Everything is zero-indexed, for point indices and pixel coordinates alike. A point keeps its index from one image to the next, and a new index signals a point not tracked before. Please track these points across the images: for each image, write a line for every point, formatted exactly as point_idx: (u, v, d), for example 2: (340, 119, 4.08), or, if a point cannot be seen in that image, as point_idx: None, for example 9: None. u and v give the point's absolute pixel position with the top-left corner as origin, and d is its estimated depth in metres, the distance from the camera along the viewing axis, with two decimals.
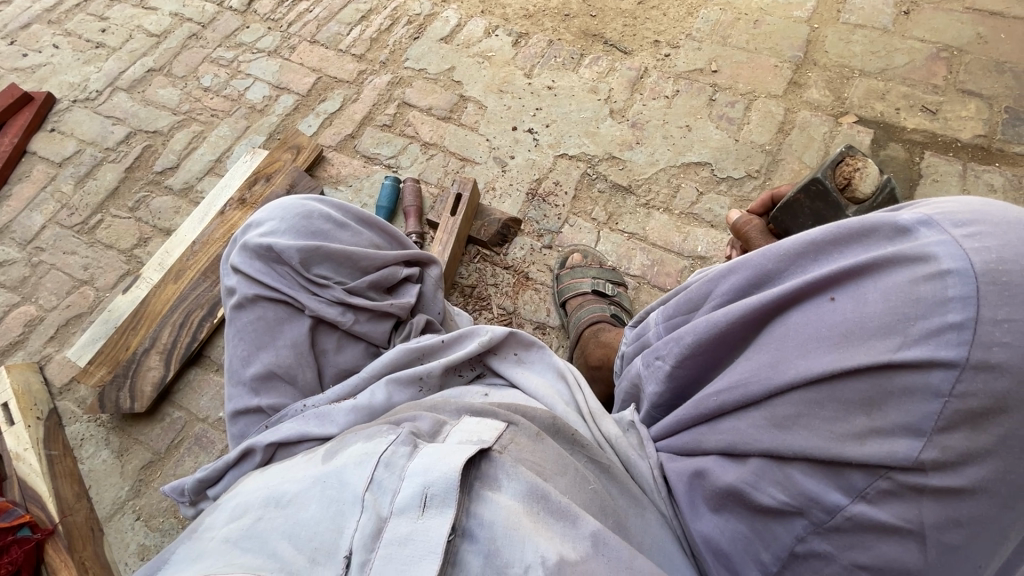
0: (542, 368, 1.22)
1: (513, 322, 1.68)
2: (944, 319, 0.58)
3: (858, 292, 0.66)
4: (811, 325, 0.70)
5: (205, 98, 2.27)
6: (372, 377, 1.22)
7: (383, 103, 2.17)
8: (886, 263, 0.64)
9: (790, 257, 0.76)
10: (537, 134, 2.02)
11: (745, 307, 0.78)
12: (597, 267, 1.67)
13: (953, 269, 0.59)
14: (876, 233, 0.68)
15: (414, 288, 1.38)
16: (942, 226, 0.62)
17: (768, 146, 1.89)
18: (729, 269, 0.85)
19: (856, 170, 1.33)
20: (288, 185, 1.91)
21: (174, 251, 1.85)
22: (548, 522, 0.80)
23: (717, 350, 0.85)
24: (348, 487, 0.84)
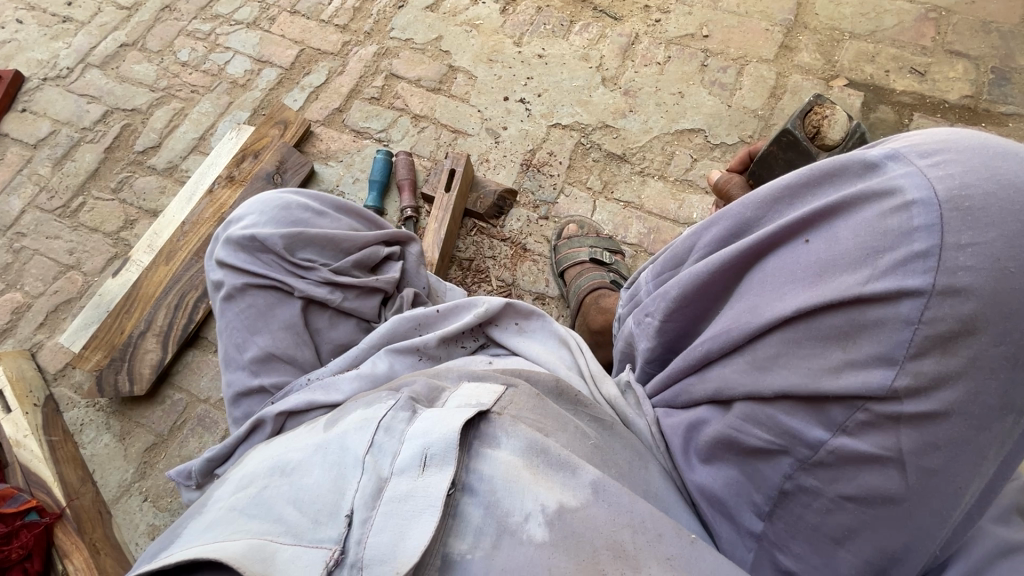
0: (541, 334, 1.26)
1: (513, 294, 1.69)
2: (911, 248, 0.60)
3: (831, 232, 0.68)
4: (789, 269, 0.72)
5: (183, 73, 2.19)
6: (373, 348, 1.24)
7: (370, 75, 2.12)
8: (855, 201, 0.67)
9: (769, 203, 0.79)
10: (529, 103, 2.00)
11: (726, 255, 0.81)
12: (594, 236, 1.68)
13: (918, 199, 0.61)
14: (845, 172, 0.70)
15: (398, 265, 1.37)
16: (911, 159, 0.64)
17: (761, 111, 1.89)
18: (710, 223, 0.88)
19: (824, 118, 1.35)
20: (277, 162, 1.86)
21: (164, 232, 1.81)
22: (548, 473, 0.82)
23: (704, 301, 0.88)
24: (351, 449, 0.85)
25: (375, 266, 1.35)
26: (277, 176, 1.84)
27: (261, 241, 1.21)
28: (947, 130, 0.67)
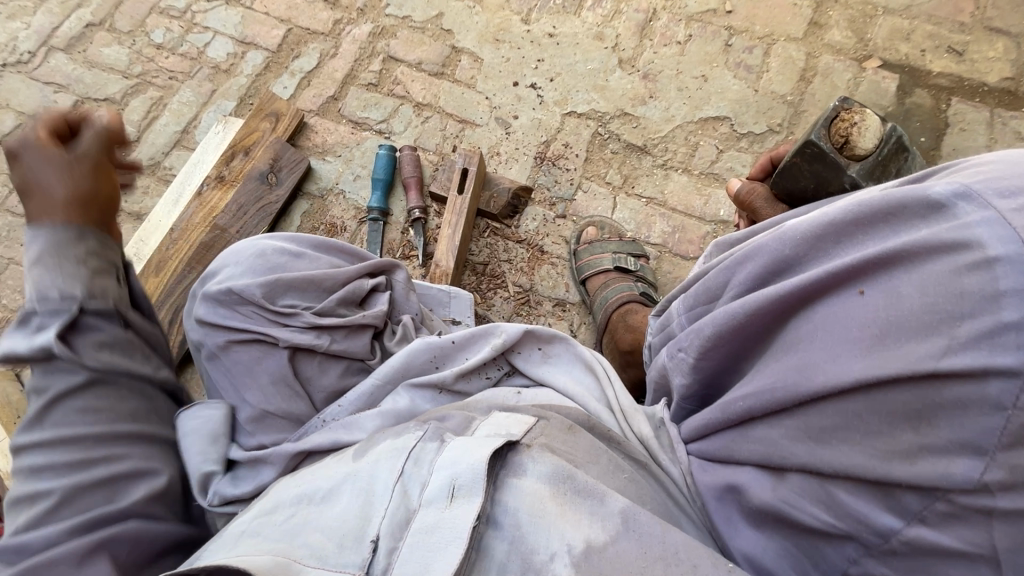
0: (564, 359, 1.17)
1: (531, 300, 1.59)
2: (998, 318, 0.51)
3: (892, 286, 0.60)
4: (840, 323, 0.64)
5: (159, 57, 2.00)
6: (389, 383, 1.14)
7: (366, 58, 1.95)
8: (922, 252, 0.58)
9: (813, 240, 0.72)
10: (542, 89, 1.85)
11: (765, 298, 0.73)
12: (617, 240, 1.58)
13: (1003, 255, 0.52)
14: (905, 211, 0.63)
15: (385, 297, 1.26)
16: (987, 201, 0.56)
17: (790, 96, 1.77)
18: (744, 258, 0.81)
19: (853, 126, 1.23)
20: (271, 158, 1.71)
21: (151, 239, 1.67)
22: (575, 502, 0.74)
23: (737, 344, 0.80)
24: (380, 474, 0.79)
25: (362, 300, 1.25)
26: (271, 175, 1.69)
27: (238, 292, 1.12)
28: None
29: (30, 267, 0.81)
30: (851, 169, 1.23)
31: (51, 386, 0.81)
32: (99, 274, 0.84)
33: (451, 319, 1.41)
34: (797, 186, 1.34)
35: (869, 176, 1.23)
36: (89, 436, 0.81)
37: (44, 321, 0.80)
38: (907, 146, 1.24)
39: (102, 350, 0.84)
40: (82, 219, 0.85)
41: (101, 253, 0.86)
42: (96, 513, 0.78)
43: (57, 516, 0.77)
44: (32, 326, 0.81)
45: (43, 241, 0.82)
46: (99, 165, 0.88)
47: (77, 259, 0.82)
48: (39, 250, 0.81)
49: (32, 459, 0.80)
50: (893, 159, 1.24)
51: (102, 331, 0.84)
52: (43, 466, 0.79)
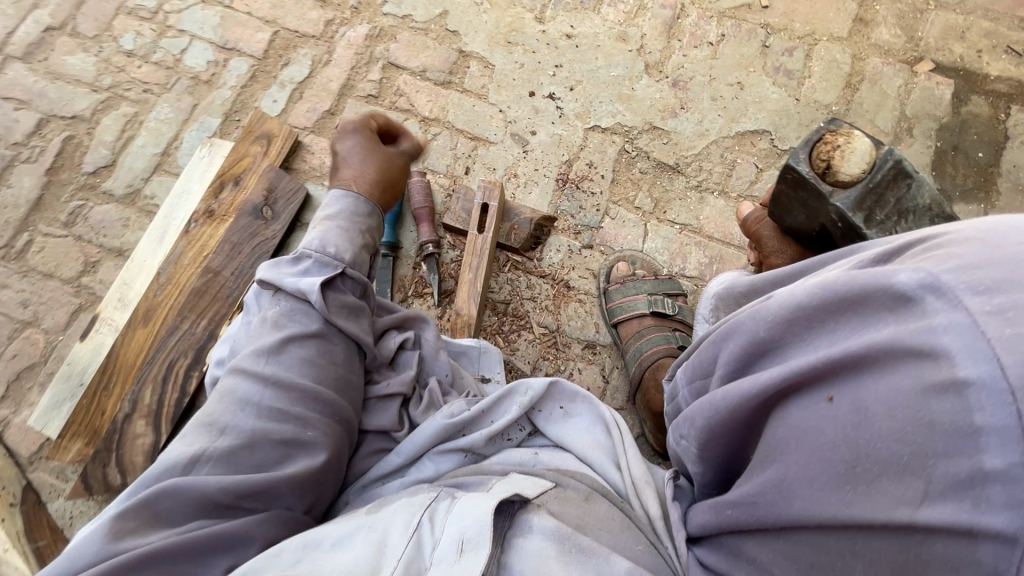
0: (587, 419, 1.07)
1: (558, 343, 1.46)
2: (977, 461, 0.40)
3: (860, 399, 0.49)
4: (808, 437, 0.54)
5: (130, 66, 1.79)
6: (415, 458, 1.01)
7: (364, 65, 1.76)
8: (887, 359, 0.48)
9: (783, 324, 0.60)
10: (561, 99, 1.68)
11: (738, 393, 0.63)
12: (651, 278, 1.46)
13: (974, 378, 0.41)
14: (871, 300, 0.52)
15: (411, 356, 1.13)
16: (957, 298, 0.45)
17: (835, 106, 1.62)
18: (724, 335, 0.71)
19: (835, 148, 1.09)
20: (265, 190, 1.54)
21: (136, 282, 1.50)
22: (578, 562, 0.73)
23: (721, 441, 0.68)
24: (395, 524, 0.77)
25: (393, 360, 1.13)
26: (267, 209, 1.53)
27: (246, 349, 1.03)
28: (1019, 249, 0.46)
29: (327, 222, 1.10)
30: (834, 196, 1.07)
31: (292, 324, 0.96)
32: (363, 247, 1.10)
33: (479, 376, 1.28)
34: (791, 215, 1.22)
35: (861, 206, 1.04)
36: (287, 399, 0.88)
37: (315, 267, 1.02)
38: (911, 173, 1.04)
39: (337, 315, 1.00)
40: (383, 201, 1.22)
41: (374, 231, 1.16)
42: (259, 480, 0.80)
43: (225, 463, 0.80)
44: (303, 265, 1.03)
45: (345, 205, 1.14)
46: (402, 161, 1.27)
47: (358, 230, 1.11)
48: (337, 213, 1.12)
49: (244, 391, 0.87)
50: (892, 187, 1.05)
51: (345, 297, 1.03)
52: (245, 405, 0.86)
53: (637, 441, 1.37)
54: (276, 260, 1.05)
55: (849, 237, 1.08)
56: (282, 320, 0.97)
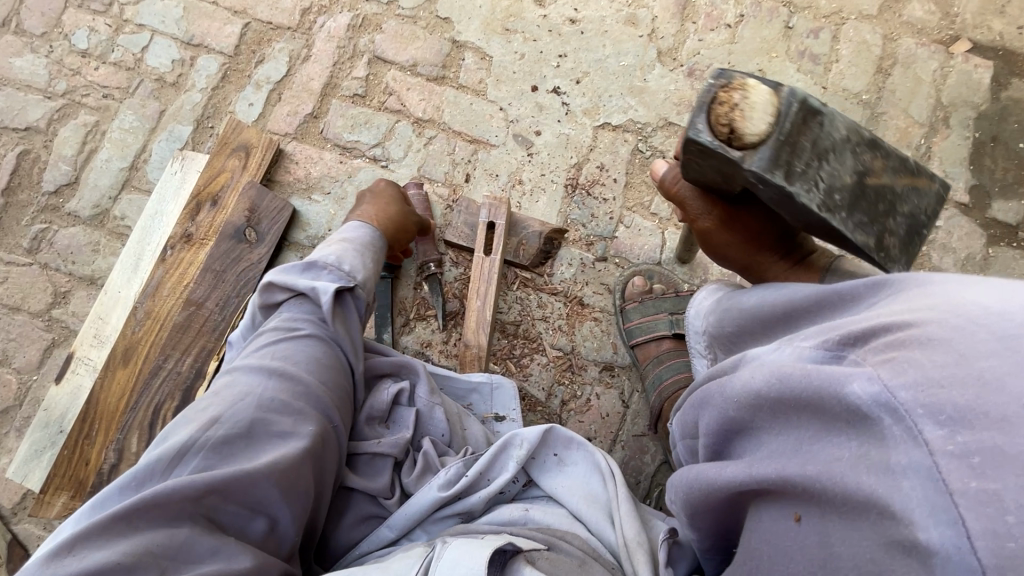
0: (582, 468, 0.98)
1: (574, 366, 1.37)
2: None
3: (828, 533, 0.45)
4: (784, 557, 0.50)
5: (86, 68, 1.61)
6: (405, 533, 0.90)
7: (347, 60, 1.59)
8: (845, 495, 0.43)
9: (749, 408, 0.55)
10: (567, 94, 1.53)
11: (712, 483, 0.60)
12: (672, 295, 1.37)
13: (937, 544, 0.36)
14: (826, 409, 0.47)
15: (408, 415, 1.02)
16: (918, 429, 0.39)
17: (866, 94, 1.49)
18: (703, 402, 0.66)
19: (734, 105, 0.76)
20: (247, 210, 1.40)
21: (111, 316, 1.37)
22: None
23: (705, 520, 0.65)
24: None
25: (387, 415, 1.02)
26: (250, 231, 1.39)
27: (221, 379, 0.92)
28: (995, 357, 0.39)
29: (344, 244, 1.09)
30: (747, 161, 0.75)
31: (299, 326, 0.94)
32: (374, 272, 1.09)
33: (493, 414, 1.19)
34: (703, 178, 0.89)
35: (780, 163, 0.75)
36: (290, 394, 0.83)
37: (328, 279, 1.00)
38: (820, 106, 0.76)
39: (345, 327, 0.99)
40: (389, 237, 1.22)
41: (381, 258, 1.14)
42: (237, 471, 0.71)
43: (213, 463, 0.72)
44: (318, 275, 1.01)
45: (364, 235, 1.14)
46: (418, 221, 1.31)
47: (371, 257, 1.10)
48: (355, 238, 1.11)
49: (245, 382, 0.83)
50: (806, 129, 0.76)
51: (351, 311, 1.01)
52: (243, 397, 0.80)
53: (661, 469, 1.29)
54: (286, 266, 1.02)
55: (771, 198, 0.79)
56: (291, 323, 0.95)
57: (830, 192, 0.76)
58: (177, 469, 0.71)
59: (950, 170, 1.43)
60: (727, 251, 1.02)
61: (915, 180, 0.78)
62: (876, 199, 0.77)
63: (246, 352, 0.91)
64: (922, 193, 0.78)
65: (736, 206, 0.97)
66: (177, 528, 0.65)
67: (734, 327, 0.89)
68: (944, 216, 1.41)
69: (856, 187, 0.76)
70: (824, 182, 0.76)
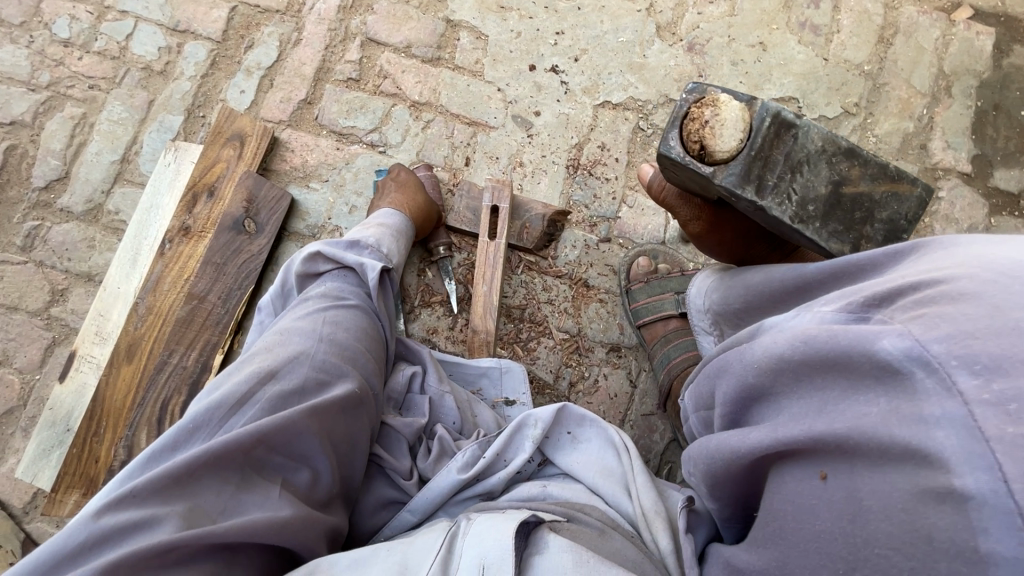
0: (596, 444, 0.98)
1: (581, 348, 1.37)
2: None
3: (858, 489, 0.46)
4: (808, 518, 0.51)
5: (69, 58, 1.56)
6: (428, 516, 0.90)
7: (339, 43, 1.56)
8: (878, 449, 0.45)
9: (771, 372, 0.57)
10: (565, 73, 1.51)
11: (734, 451, 0.60)
12: (677, 275, 1.37)
13: (973, 490, 0.38)
14: (855, 367, 0.49)
15: (422, 399, 1.03)
16: (952, 380, 0.41)
17: (868, 65, 1.47)
18: (721, 371, 0.68)
19: (703, 124, 0.83)
20: (245, 201, 1.38)
21: (111, 312, 1.35)
22: (600, 569, 0.66)
23: (726, 489, 0.65)
24: (417, 549, 0.69)
25: (402, 400, 1.04)
26: (249, 222, 1.37)
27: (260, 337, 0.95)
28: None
29: (382, 229, 1.16)
30: (718, 176, 0.82)
31: (347, 297, 0.99)
32: (405, 257, 1.18)
33: (503, 399, 1.19)
34: (685, 184, 0.98)
35: (749, 178, 0.82)
36: (340, 357, 0.87)
37: (370, 258, 1.08)
38: (794, 119, 0.82)
39: (383, 304, 1.06)
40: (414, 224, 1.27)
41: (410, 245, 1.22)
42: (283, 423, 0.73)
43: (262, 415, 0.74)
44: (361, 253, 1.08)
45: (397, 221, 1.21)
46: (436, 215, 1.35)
47: (404, 243, 1.19)
48: (391, 223, 1.19)
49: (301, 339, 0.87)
50: (778, 143, 0.82)
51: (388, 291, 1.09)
52: (298, 355, 0.83)
53: (670, 446, 1.31)
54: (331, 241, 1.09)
55: (748, 210, 0.85)
56: (338, 293, 1.00)
57: (803, 203, 0.80)
58: (231, 419, 0.73)
59: (952, 140, 1.43)
60: (713, 249, 1.08)
61: (896, 186, 0.81)
62: (852, 207, 0.81)
63: (293, 314, 0.94)
64: (902, 199, 0.81)
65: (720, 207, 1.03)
66: (229, 477, 0.68)
67: (741, 303, 0.90)
68: (947, 186, 1.40)
69: (830, 197, 0.81)
70: (796, 194, 0.81)
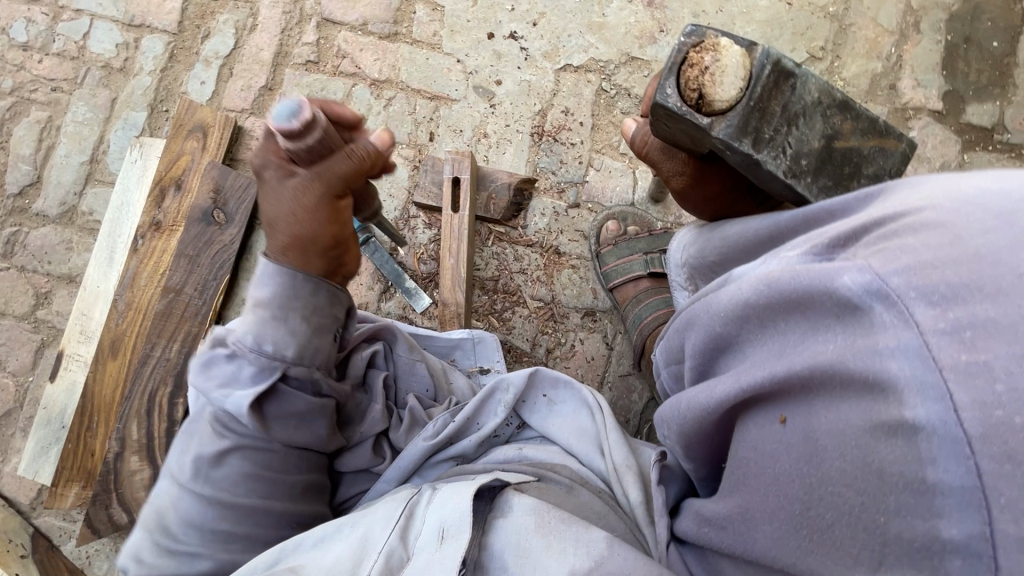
0: (571, 406, 0.99)
1: (555, 315, 1.38)
2: (934, 527, 0.34)
3: (815, 429, 0.43)
4: (769, 465, 0.48)
5: (29, 61, 1.56)
6: (404, 482, 0.93)
7: (296, 25, 1.54)
8: (836, 385, 0.41)
9: (735, 320, 0.52)
10: (524, 39, 1.48)
11: (701, 407, 0.55)
12: (646, 236, 1.37)
13: (924, 420, 0.35)
14: (815, 305, 0.44)
15: (382, 377, 1.00)
16: (909, 311, 0.37)
17: (833, 6, 1.43)
18: (686, 323, 0.62)
19: (703, 72, 0.73)
20: (211, 191, 1.38)
21: (94, 311, 1.38)
22: (559, 530, 0.65)
23: (699, 450, 0.60)
24: (377, 517, 0.70)
25: (363, 380, 1.00)
26: (218, 213, 1.38)
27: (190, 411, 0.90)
28: (995, 234, 0.38)
29: (258, 315, 0.80)
30: (714, 129, 0.73)
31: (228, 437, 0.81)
32: (314, 334, 0.82)
33: (478, 368, 1.22)
34: (675, 139, 0.86)
35: (748, 130, 0.73)
36: (230, 520, 0.80)
37: (248, 375, 0.79)
38: (793, 68, 0.73)
39: (288, 426, 0.82)
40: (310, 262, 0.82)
41: (325, 310, 0.84)
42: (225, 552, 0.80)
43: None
44: (233, 367, 0.80)
45: (276, 286, 0.80)
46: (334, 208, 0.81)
47: (301, 315, 0.81)
48: (270, 299, 0.80)
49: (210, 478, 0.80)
50: (776, 93, 0.74)
51: (292, 403, 0.82)
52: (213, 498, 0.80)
53: (649, 406, 1.33)
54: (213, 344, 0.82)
55: (739, 165, 0.77)
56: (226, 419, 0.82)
57: (797, 157, 0.73)
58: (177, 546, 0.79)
59: (922, 78, 1.39)
60: (694, 210, 1.00)
61: (883, 141, 0.75)
62: (842, 162, 0.74)
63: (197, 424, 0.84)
64: (890, 156, 0.75)
65: (707, 162, 0.92)
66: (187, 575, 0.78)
67: (715, 258, 0.87)
68: (919, 125, 1.38)
69: (823, 151, 0.74)
70: (791, 148, 0.73)
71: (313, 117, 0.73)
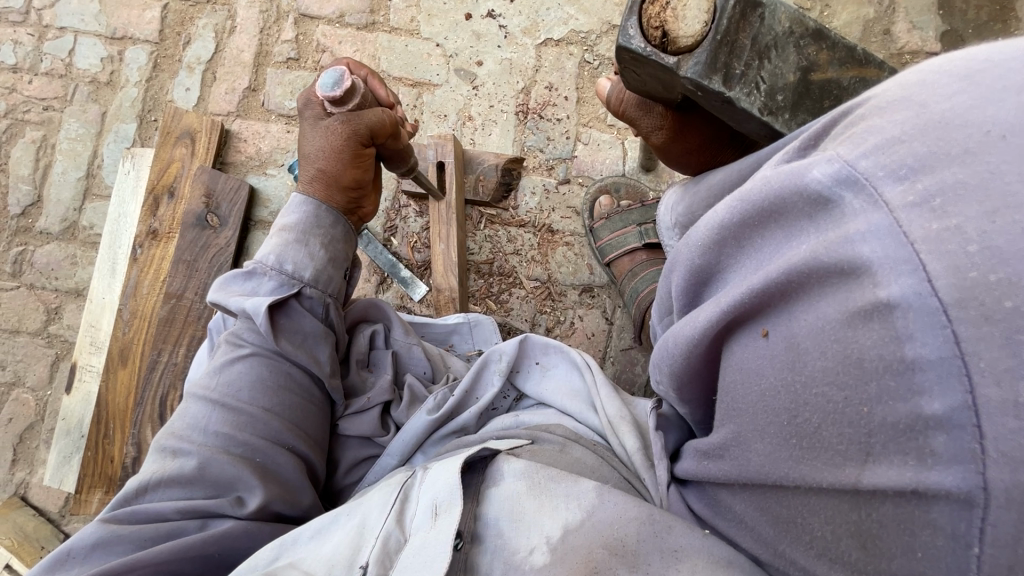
0: (565, 368, 0.99)
1: (553, 294, 1.37)
2: (916, 406, 0.32)
3: (797, 333, 0.39)
4: (753, 385, 0.44)
5: (20, 83, 1.58)
6: (410, 457, 0.93)
7: (274, 23, 1.54)
8: (812, 282, 0.37)
9: (714, 245, 0.47)
10: (502, 16, 1.46)
11: (684, 343, 0.51)
12: (639, 207, 1.34)
13: (899, 297, 0.32)
14: (787, 212, 0.41)
15: (385, 355, 1.03)
16: (878, 192, 0.34)
17: None
18: (668, 266, 0.57)
19: (667, 6, 0.71)
20: (203, 196, 1.40)
21: (102, 321, 1.41)
22: (550, 489, 0.66)
23: (691, 391, 0.56)
24: (373, 506, 0.70)
25: (368, 359, 1.04)
26: (212, 217, 1.40)
27: None
28: (961, 95, 0.34)
29: (283, 235, 0.95)
30: (683, 68, 0.72)
31: (244, 344, 0.86)
32: (329, 262, 0.96)
33: (477, 351, 1.21)
34: (647, 87, 0.85)
35: (717, 66, 0.72)
36: (235, 425, 0.79)
37: (269, 288, 0.90)
38: None
39: (295, 340, 0.88)
40: (332, 198, 0.99)
41: (340, 242, 0.99)
42: (222, 476, 0.75)
43: (179, 485, 0.74)
44: (252, 283, 0.91)
45: (303, 215, 0.96)
46: (358, 156, 0.98)
47: (320, 241, 0.96)
48: (295, 225, 0.96)
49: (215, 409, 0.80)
50: (745, 25, 0.71)
51: (302, 318, 0.90)
52: (220, 413, 0.80)
53: None
54: (229, 278, 0.93)
55: (712, 104, 0.77)
56: (237, 339, 0.88)
57: (772, 93, 0.73)
58: (171, 481, 0.74)
59: (917, 20, 1.34)
60: (680, 163, 1.00)
61: (863, 71, 0.75)
62: (821, 95, 0.75)
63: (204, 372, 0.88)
64: (871, 84, 0.75)
65: (684, 112, 0.92)
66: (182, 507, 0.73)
67: (704, 209, 0.85)
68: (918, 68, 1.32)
69: (799, 85, 0.74)
70: (766, 83, 0.73)
71: (351, 86, 0.92)
